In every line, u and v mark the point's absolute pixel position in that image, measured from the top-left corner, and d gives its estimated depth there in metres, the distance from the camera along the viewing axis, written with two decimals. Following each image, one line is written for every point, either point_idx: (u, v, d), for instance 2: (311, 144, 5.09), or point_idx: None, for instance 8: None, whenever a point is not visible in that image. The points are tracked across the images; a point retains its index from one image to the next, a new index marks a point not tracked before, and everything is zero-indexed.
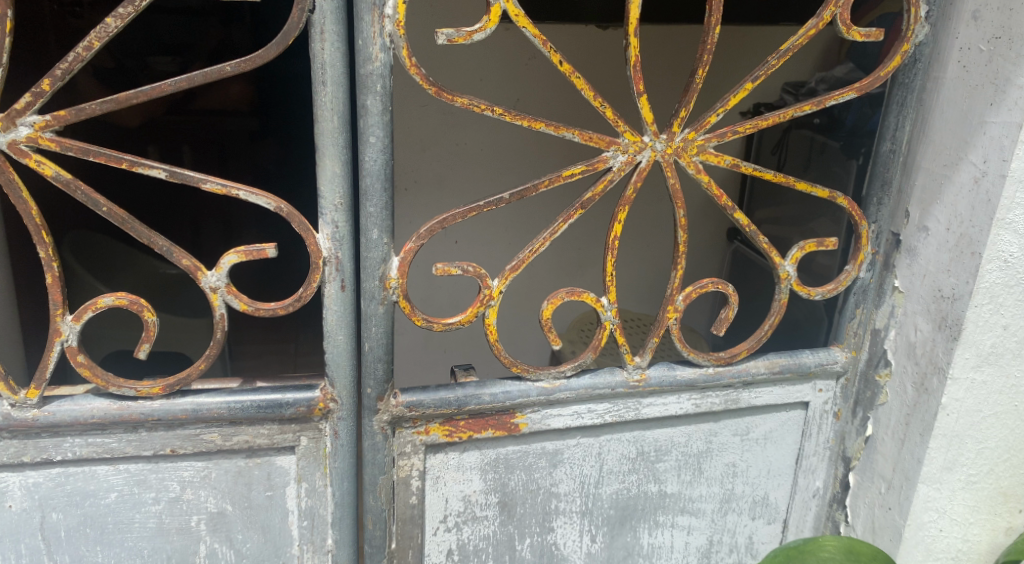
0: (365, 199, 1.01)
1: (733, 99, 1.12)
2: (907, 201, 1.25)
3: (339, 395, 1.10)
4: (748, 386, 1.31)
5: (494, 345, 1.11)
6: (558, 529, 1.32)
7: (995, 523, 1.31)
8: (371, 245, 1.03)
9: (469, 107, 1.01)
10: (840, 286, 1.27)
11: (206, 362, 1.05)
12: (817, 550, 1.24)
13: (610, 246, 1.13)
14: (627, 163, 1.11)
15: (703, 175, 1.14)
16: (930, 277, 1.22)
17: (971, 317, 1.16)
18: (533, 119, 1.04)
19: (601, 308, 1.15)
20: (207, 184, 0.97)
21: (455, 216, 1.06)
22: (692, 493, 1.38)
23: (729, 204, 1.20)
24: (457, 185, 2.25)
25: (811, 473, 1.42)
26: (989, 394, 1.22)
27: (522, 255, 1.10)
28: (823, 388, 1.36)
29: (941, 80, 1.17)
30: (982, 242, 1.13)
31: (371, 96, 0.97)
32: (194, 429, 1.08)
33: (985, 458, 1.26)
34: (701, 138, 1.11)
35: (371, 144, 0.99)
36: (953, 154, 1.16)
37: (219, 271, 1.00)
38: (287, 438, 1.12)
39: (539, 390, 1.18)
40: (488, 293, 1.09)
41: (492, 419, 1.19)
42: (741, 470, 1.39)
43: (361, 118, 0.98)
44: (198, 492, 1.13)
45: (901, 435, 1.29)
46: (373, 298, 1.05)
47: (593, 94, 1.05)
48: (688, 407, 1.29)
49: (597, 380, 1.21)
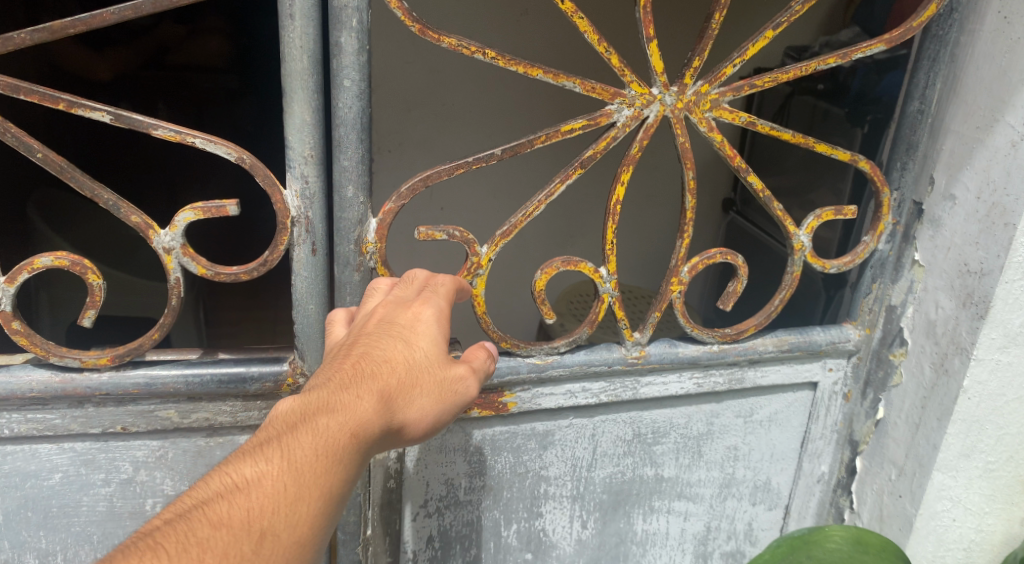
0: (339, 151, 0.90)
1: (752, 49, 1.01)
2: (932, 166, 1.15)
3: (309, 370, 0.99)
4: (754, 365, 1.22)
5: (482, 317, 1.00)
6: (547, 515, 1.23)
7: (1011, 513, 1.23)
8: (346, 205, 0.92)
9: (458, 49, 0.90)
10: (857, 258, 1.17)
11: (160, 332, 0.94)
12: (822, 541, 1.16)
13: (611, 210, 1.02)
14: (632, 119, 1.00)
15: (716, 134, 1.03)
16: (955, 250, 1.12)
17: (1000, 294, 1.07)
18: (529, 65, 0.93)
19: (600, 279, 1.05)
20: (158, 130, 0.85)
21: (440, 173, 0.95)
22: (691, 477, 1.29)
23: (743, 166, 1.10)
24: (444, 147, 2.14)
25: (816, 458, 1.34)
26: (1014, 377, 1.13)
27: (514, 219, 1.00)
28: (833, 367, 1.27)
29: (977, 33, 1.07)
30: (1016, 213, 1.04)
31: (345, 32, 0.86)
32: (147, 405, 0.98)
33: (1004, 445, 1.18)
34: (715, 92, 1.01)
35: (346, 89, 0.87)
36: (987, 115, 1.06)
37: (173, 230, 0.89)
38: (252, 416, 1.02)
39: (529, 366, 1.09)
40: (476, 261, 0.99)
41: (477, 398, 1.10)
42: (743, 453, 1.31)
43: (335, 58, 0.87)
44: (153, 474, 1.03)
45: (916, 419, 1.21)
46: (348, 263, 0.95)
47: (597, 38, 0.94)
48: (689, 387, 1.20)
49: (592, 356, 1.12)
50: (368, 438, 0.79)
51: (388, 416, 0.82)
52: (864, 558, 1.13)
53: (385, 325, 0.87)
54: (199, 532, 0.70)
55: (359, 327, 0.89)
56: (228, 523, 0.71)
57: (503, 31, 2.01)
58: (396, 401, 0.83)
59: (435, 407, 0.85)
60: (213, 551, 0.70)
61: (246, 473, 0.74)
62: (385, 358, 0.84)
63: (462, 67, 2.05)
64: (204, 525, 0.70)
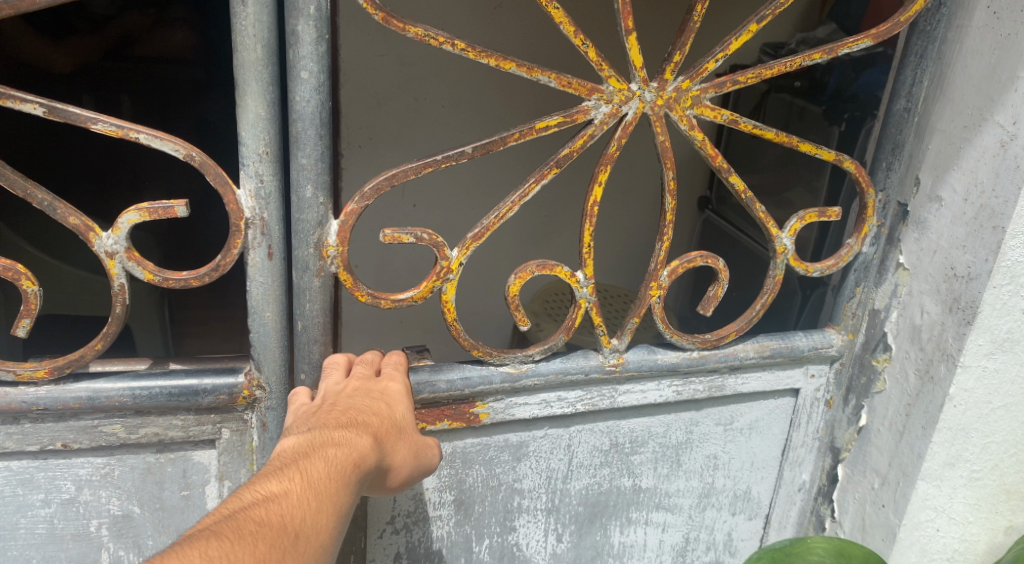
0: (296, 147, 0.84)
1: (735, 43, 0.97)
2: (918, 166, 1.11)
3: (267, 381, 0.93)
4: (735, 371, 1.18)
5: (452, 324, 0.95)
6: (520, 528, 1.19)
7: (995, 523, 1.19)
8: (305, 205, 0.85)
9: (424, 39, 0.84)
10: (840, 262, 1.13)
11: (104, 342, 0.87)
12: (804, 554, 1.13)
13: (588, 212, 0.97)
14: (610, 116, 0.95)
15: (698, 133, 0.99)
16: (941, 253, 1.09)
17: (988, 299, 1.04)
18: (501, 58, 0.88)
19: (576, 284, 1.00)
20: (97, 125, 0.78)
21: (404, 173, 0.88)
22: (669, 488, 1.25)
23: (726, 166, 1.05)
24: (416, 143, 2.08)
25: (797, 466, 1.31)
26: (1000, 384, 1.10)
27: (486, 221, 0.94)
28: (815, 373, 1.24)
29: (966, 29, 1.03)
30: (1005, 216, 1.00)
31: (301, 20, 0.80)
32: (91, 420, 0.91)
33: (990, 454, 1.14)
34: (696, 88, 0.96)
35: (303, 81, 0.81)
36: (976, 114, 1.03)
37: (116, 232, 0.82)
38: (206, 430, 0.95)
39: (503, 376, 1.03)
40: (445, 265, 0.93)
41: (447, 409, 1.04)
42: (722, 462, 1.27)
43: (292, 48, 0.80)
44: (98, 493, 0.96)
45: (900, 426, 1.17)
46: (305, 267, 0.88)
47: (573, 30, 0.88)
48: (668, 395, 1.16)
49: (569, 364, 1.06)
50: (371, 471, 0.80)
51: (382, 458, 0.83)
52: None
53: (362, 387, 0.88)
54: (246, 528, 0.67)
55: (329, 390, 0.88)
56: (269, 524, 0.69)
57: (477, 20, 1.95)
58: (389, 444, 0.84)
59: (412, 461, 0.87)
60: (261, 545, 0.67)
61: (276, 486, 0.72)
62: (374, 410, 0.85)
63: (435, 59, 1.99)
64: (248, 523, 0.68)
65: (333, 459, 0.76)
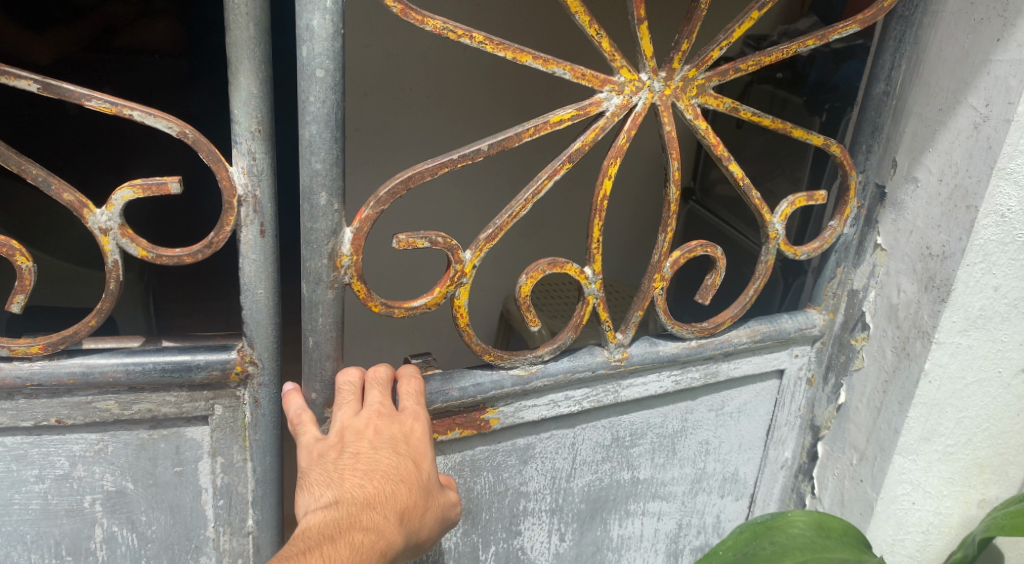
0: (309, 153, 0.85)
1: (738, 30, 1.04)
2: (895, 149, 1.14)
3: (259, 357, 0.95)
4: (728, 357, 1.21)
5: (464, 329, 0.98)
6: (526, 532, 1.21)
7: (968, 495, 1.23)
8: (318, 215, 0.87)
9: (443, 32, 0.86)
10: (825, 244, 1.16)
11: (97, 318, 0.88)
12: (785, 527, 1.16)
13: (599, 207, 1.00)
14: (621, 106, 0.99)
15: (701, 121, 1.03)
16: (917, 234, 1.12)
17: (961, 277, 1.07)
18: (519, 52, 0.90)
19: (585, 280, 1.02)
20: (92, 101, 0.79)
21: (421, 176, 0.90)
22: (664, 477, 1.28)
23: (726, 155, 1.09)
24: (415, 138, 2.02)
25: (780, 444, 1.35)
26: (973, 360, 1.13)
27: (499, 222, 0.96)
28: (799, 354, 1.27)
29: (940, 14, 1.06)
30: (979, 195, 1.03)
31: (317, 15, 0.81)
32: (85, 396, 0.92)
33: (964, 428, 1.18)
34: (702, 77, 1.01)
35: (319, 80, 0.83)
36: (950, 98, 1.05)
37: (110, 209, 0.83)
38: (199, 407, 0.97)
39: (513, 379, 1.05)
40: (459, 269, 0.95)
41: (458, 418, 1.06)
42: (713, 447, 1.30)
43: (306, 45, 0.82)
44: (92, 469, 0.97)
45: (877, 403, 1.21)
46: (319, 279, 0.90)
47: (588, 19, 0.92)
48: (667, 385, 1.18)
49: (576, 362, 1.09)
50: (393, 551, 0.87)
51: (406, 531, 0.89)
52: (827, 542, 1.16)
53: (383, 435, 0.91)
54: None
55: (346, 426, 0.91)
56: None
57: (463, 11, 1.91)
58: (413, 515, 0.90)
59: (433, 524, 0.94)
60: None
61: None
62: (400, 477, 0.89)
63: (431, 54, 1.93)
64: None
65: (355, 546, 0.84)
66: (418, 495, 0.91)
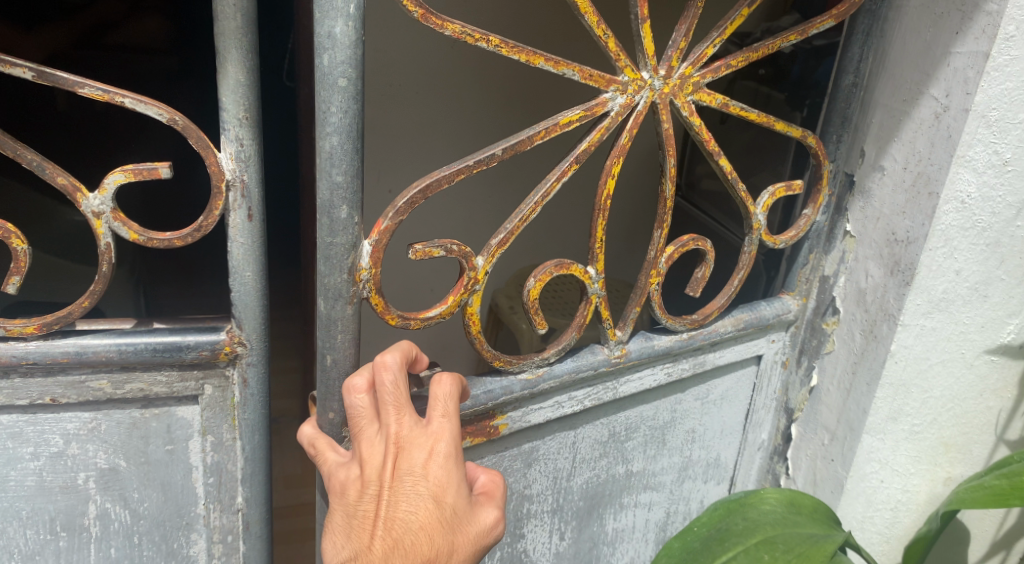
0: (330, 165, 0.85)
1: (729, 27, 1.10)
2: (863, 139, 1.19)
3: (248, 338, 0.98)
4: (714, 347, 1.25)
5: (475, 335, 1.00)
6: (529, 534, 1.23)
7: (935, 474, 1.28)
8: (339, 229, 0.87)
9: (461, 36, 0.89)
10: (800, 232, 1.21)
11: (91, 300, 0.91)
12: (757, 503, 1.21)
13: (602, 206, 1.04)
14: (625, 105, 1.02)
15: (695, 119, 1.08)
16: (884, 220, 1.16)
17: (924, 261, 1.11)
18: (532, 54, 0.93)
19: (589, 279, 1.05)
20: (85, 88, 0.82)
21: (439, 184, 0.91)
22: (655, 467, 1.32)
23: (716, 149, 1.13)
24: (405, 134, 2.02)
25: (757, 427, 1.40)
26: (937, 341, 1.17)
27: (510, 227, 0.99)
28: (775, 339, 1.31)
29: (904, 9, 1.10)
30: (940, 181, 1.07)
31: (340, 21, 0.80)
32: (78, 375, 0.96)
33: (929, 408, 1.22)
34: (697, 75, 1.06)
35: (340, 89, 0.82)
36: (914, 89, 1.10)
37: (102, 193, 0.86)
38: (189, 386, 1.00)
39: (522, 384, 1.07)
40: (473, 275, 0.97)
41: (470, 426, 1.07)
42: (699, 435, 1.34)
43: (327, 54, 0.81)
44: (85, 447, 1.00)
45: (847, 384, 1.25)
46: (339, 296, 0.90)
47: (596, 20, 0.96)
48: (661, 378, 1.22)
49: (579, 362, 1.11)
50: None
51: None
52: (799, 519, 1.20)
53: (405, 458, 0.84)
54: None
55: (363, 460, 0.85)
56: None
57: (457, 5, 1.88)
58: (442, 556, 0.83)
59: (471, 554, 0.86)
60: None
61: None
62: (419, 520, 0.83)
63: (423, 50, 1.93)
64: None
65: None
66: (444, 533, 0.83)
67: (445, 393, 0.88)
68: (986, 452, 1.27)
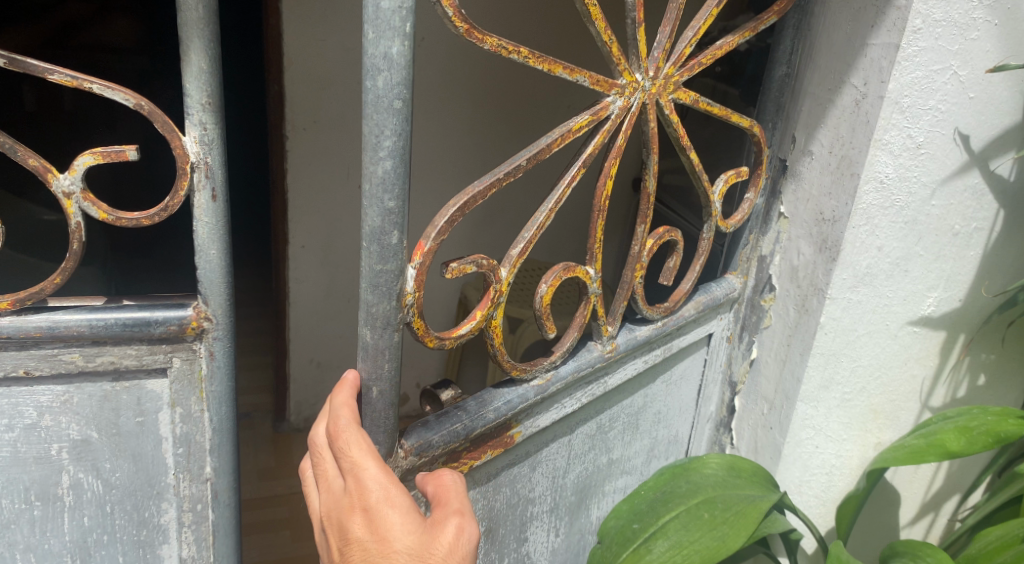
0: (383, 192, 0.84)
1: (702, 26, 1.17)
2: (794, 126, 1.28)
3: (213, 313, 1.04)
4: (679, 331, 1.33)
5: (496, 345, 1.04)
6: (532, 537, 1.25)
7: (866, 439, 1.36)
8: (390, 257, 0.87)
9: (497, 48, 0.92)
10: (744, 216, 1.29)
11: (62, 277, 0.97)
12: (700, 468, 1.30)
13: (600, 207, 1.10)
14: (623, 108, 1.08)
15: (674, 117, 1.17)
16: (813, 201, 1.25)
17: (848, 238, 1.19)
18: (553, 63, 0.98)
19: (591, 279, 1.10)
20: (54, 75, 0.88)
21: (471, 201, 0.94)
22: (629, 453, 1.39)
23: (687, 144, 1.20)
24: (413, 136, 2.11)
25: (706, 400, 1.49)
26: (863, 313, 1.26)
27: (528, 235, 1.03)
28: (722, 317, 1.41)
29: (828, 4, 1.19)
30: (860, 163, 1.15)
31: (396, 40, 0.80)
32: (51, 349, 1.01)
33: (858, 376, 1.31)
34: (678, 75, 1.14)
35: (395, 111, 0.82)
36: (837, 78, 1.18)
37: (72, 173, 0.91)
38: (158, 359, 1.06)
39: (535, 390, 1.09)
40: (499, 288, 1.01)
41: (490, 440, 1.08)
42: (663, 415, 1.42)
43: (383, 78, 0.80)
44: (58, 419, 1.05)
45: (783, 356, 1.33)
46: (389, 323, 0.89)
47: (605, 27, 1.01)
48: (641, 366, 1.29)
49: (580, 362, 1.15)
50: None
51: None
52: (737, 481, 1.29)
53: (351, 526, 0.88)
54: None
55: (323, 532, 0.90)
56: None
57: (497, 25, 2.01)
58: None
59: None
60: None
61: None
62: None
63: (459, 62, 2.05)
64: None
65: None
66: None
67: (358, 439, 0.89)
68: (910, 418, 1.35)
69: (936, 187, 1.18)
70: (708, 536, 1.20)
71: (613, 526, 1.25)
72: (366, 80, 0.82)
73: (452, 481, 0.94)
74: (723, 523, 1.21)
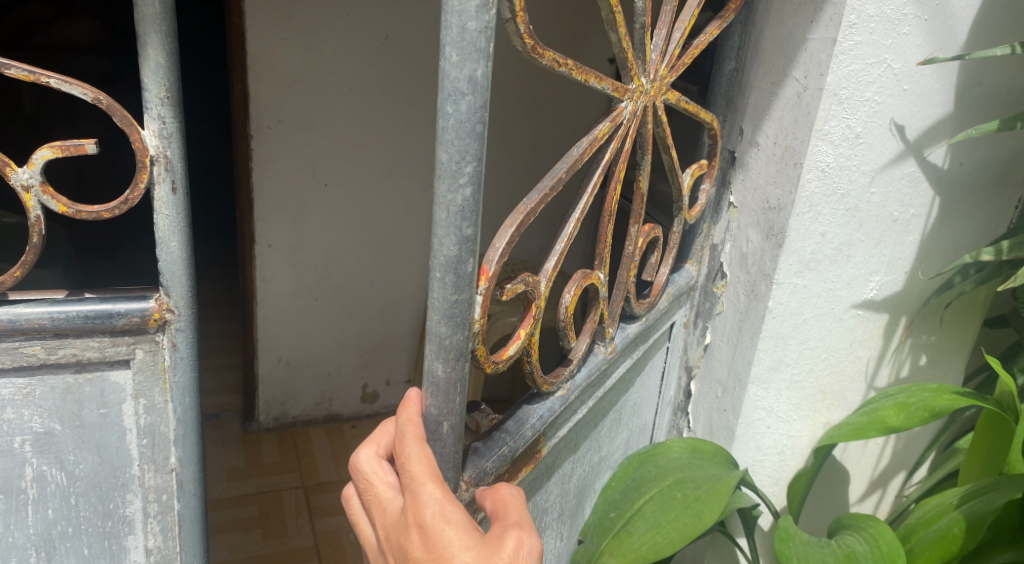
0: (464, 219, 0.82)
1: (686, 26, 1.18)
2: (741, 119, 1.32)
3: (175, 305, 1.06)
4: (656, 324, 1.38)
5: (533, 359, 1.05)
6: (547, 543, 1.29)
7: (816, 419, 1.42)
8: (465, 285, 0.86)
9: (552, 63, 0.92)
10: (699, 208, 1.34)
11: (23, 270, 0.98)
12: (666, 453, 1.35)
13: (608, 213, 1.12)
14: (634, 112, 1.09)
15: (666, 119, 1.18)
16: (760, 190, 1.30)
17: (793, 225, 1.25)
18: (588, 72, 0.97)
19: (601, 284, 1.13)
20: (12, 69, 0.89)
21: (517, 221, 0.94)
22: (613, 447, 1.43)
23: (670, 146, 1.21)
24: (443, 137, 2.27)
25: (665, 386, 1.54)
26: (809, 298, 1.31)
27: (559, 246, 1.04)
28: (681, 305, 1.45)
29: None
30: (803, 153, 1.21)
31: (480, 64, 0.78)
32: (12, 342, 1.02)
33: (806, 358, 1.36)
34: (671, 78, 1.16)
35: (476, 136, 0.80)
36: (780, 72, 1.23)
37: (31, 167, 0.93)
38: (121, 351, 1.07)
39: (559, 401, 1.12)
40: (540, 303, 1.02)
41: (526, 457, 1.11)
42: (636, 405, 1.47)
43: (466, 102, 0.78)
44: (20, 411, 1.06)
45: (735, 340, 1.38)
46: (463, 353, 0.89)
47: (625, 34, 1.01)
48: (628, 362, 1.33)
49: (589, 367, 1.19)
50: None
51: None
52: (703, 462, 1.33)
53: (410, 537, 0.87)
54: None
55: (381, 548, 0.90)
56: None
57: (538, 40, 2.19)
58: None
59: None
60: None
61: None
62: None
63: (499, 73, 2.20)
64: None
65: None
66: None
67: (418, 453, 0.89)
68: (857, 398, 1.41)
69: (874, 175, 1.23)
70: (684, 513, 1.24)
71: (592, 519, 1.29)
72: (445, 105, 0.79)
73: (509, 497, 0.95)
74: (697, 500, 1.25)
